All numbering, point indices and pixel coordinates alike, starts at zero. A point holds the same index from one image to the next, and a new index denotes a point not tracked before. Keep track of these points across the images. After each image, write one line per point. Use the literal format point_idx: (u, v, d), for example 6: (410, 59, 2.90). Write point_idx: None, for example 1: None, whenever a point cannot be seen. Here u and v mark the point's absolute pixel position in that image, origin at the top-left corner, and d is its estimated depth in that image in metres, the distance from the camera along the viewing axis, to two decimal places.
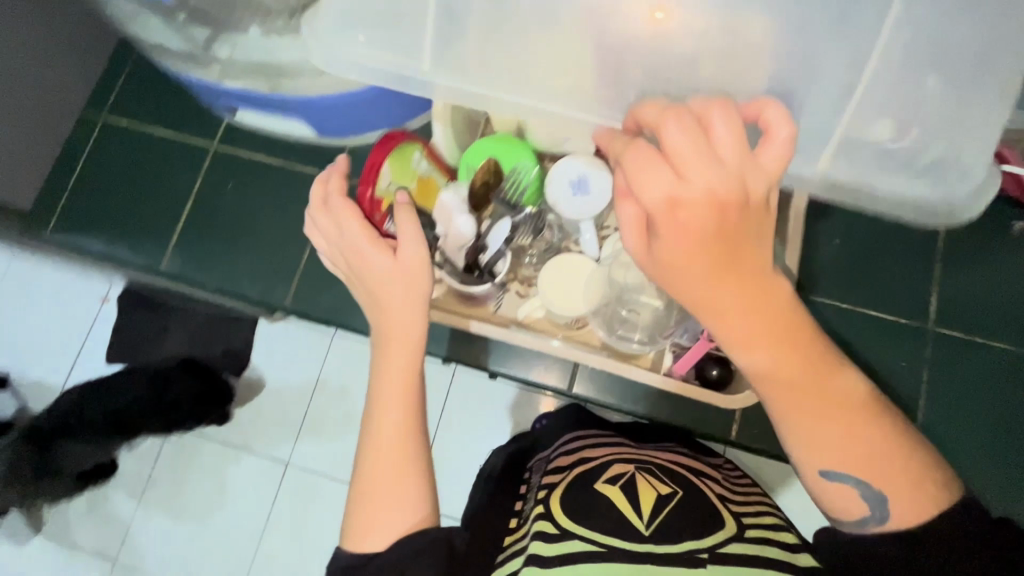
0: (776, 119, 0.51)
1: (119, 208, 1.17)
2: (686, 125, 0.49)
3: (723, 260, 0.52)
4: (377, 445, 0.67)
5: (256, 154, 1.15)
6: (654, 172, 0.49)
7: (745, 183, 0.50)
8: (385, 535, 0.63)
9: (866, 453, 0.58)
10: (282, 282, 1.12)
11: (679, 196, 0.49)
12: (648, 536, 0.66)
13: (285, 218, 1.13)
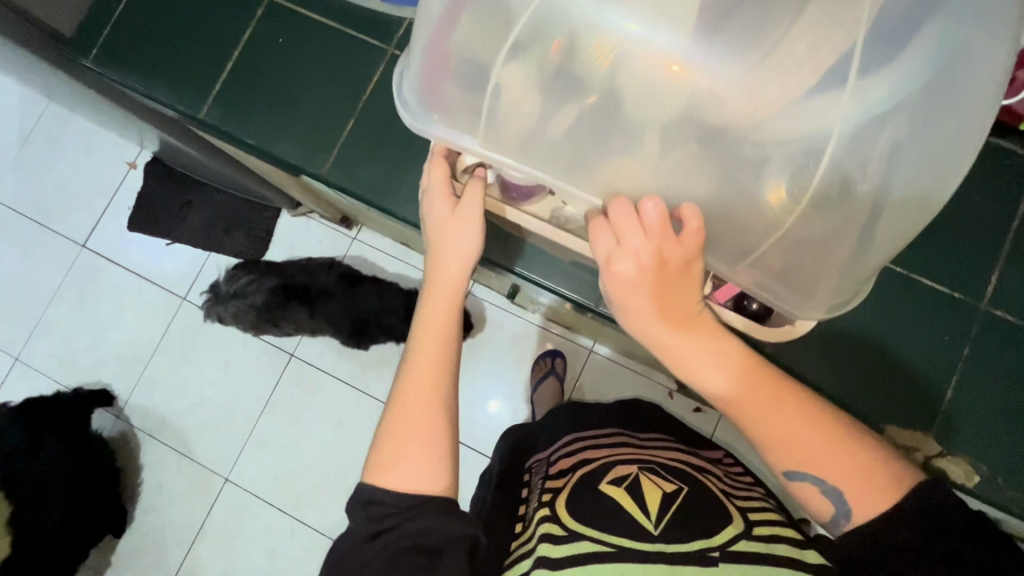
0: (686, 210, 0.53)
1: (163, 48, 0.91)
2: (616, 204, 0.55)
3: (662, 322, 0.57)
4: (411, 369, 0.62)
5: (318, 15, 0.88)
6: (600, 236, 0.56)
7: (662, 259, 0.54)
8: (411, 476, 0.57)
9: (827, 453, 0.53)
10: (330, 161, 0.86)
11: (614, 260, 0.55)
12: (657, 536, 0.67)
13: (342, 88, 0.87)
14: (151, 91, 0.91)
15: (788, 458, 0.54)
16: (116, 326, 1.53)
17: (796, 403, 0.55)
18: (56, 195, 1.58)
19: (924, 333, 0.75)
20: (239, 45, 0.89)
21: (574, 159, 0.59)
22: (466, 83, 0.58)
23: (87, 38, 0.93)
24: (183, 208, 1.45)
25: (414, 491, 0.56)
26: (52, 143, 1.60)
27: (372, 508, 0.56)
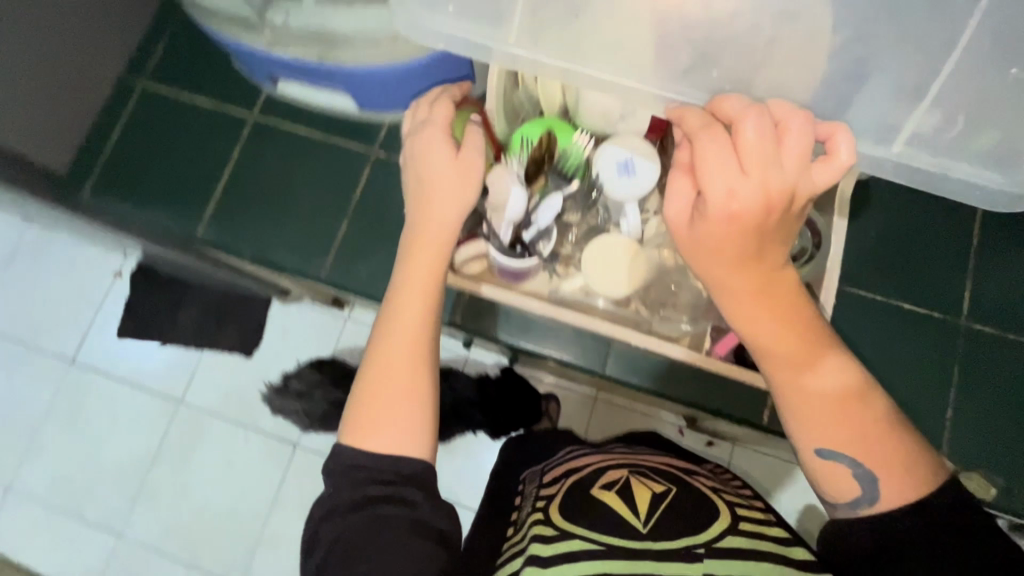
0: (839, 139, 0.47)
1: (157, 174, 0.96)
2: (756, 127, 0.44)
3: (759, 259, 0.48)
4: (392, 328, 0.59)
5: (303, 128, 0.94)
6: (717, 152, 0.45)
7: (777, 197, 0.44)
8: (390, 441, 0.55)
9: (856, 423, 0.51)
10: (328, 263, 0.89)
11: (738, 191, 0.44)
12: (646, 534, 0.63)
13: (332, 192, 0.91)
14: (146, 217, 0.95)
15: (798, 412, 0.53)
16: (109, 439, 1.47)
17: (829, 357, 0.52)
18: (36, 315, 1.55)
19: (916, 349, 0.78)
20: (228, 165, 0.94)
21: (608, 47, 0.52)
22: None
23: (83, 173, 0.98)
24: (173, 310, 1.42)
25: (398, 456, 0.55)
26: (28, 261, 1.58)
27: (358, 474, 0.54)
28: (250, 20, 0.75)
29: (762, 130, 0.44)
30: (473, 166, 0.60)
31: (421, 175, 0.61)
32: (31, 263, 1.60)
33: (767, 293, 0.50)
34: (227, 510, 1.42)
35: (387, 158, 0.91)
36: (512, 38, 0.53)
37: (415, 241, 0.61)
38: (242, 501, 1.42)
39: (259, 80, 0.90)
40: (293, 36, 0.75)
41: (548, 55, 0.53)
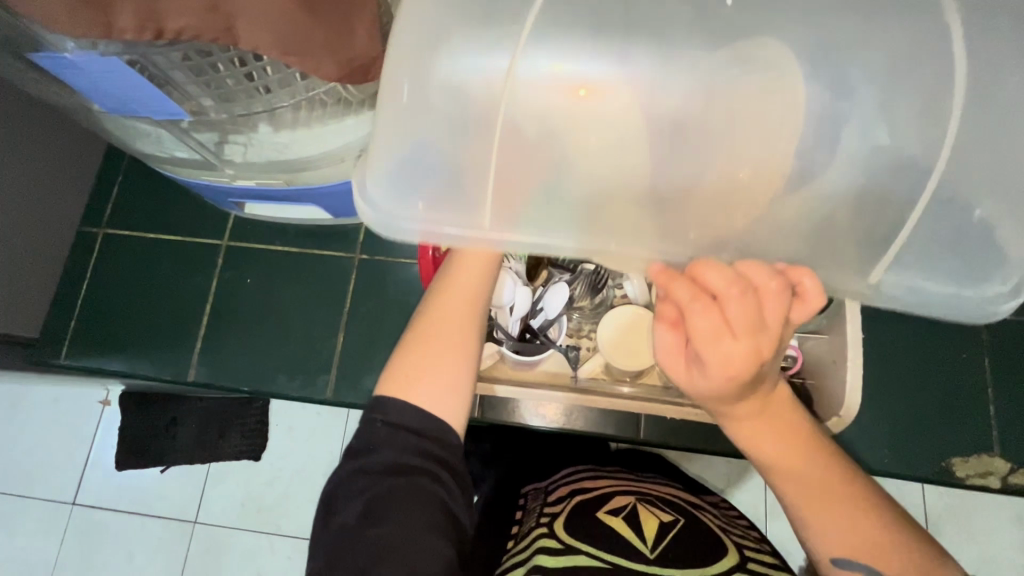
0: (809, 284, 0.41)
1: (134, 321, 0.91)
2: (740, 299, 0.38)
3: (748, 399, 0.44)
4: (442, 305, 0.53)
5: (280, 245, 0.91)
6: (704, 317, 0.39)
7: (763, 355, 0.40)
8: (432, 398, 0.48)
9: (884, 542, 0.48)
10: (332, 380, 0.85)
11: (725, 353, 0.39)
12: (653, 561, 0.59)
13: (320, 305, 0.88)
14: (131, 366, 0.90)
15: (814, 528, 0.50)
16: None
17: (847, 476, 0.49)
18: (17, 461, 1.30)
19: (946, 350, 0.76)
20: (209, 296, 0.90)
21: (593, 203, 0.47)
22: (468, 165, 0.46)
23: (55, 335, 0.93)
24: (172, 428, 1.24)
25: (438, 418, 0.48)
26: None
27: (399, 434, 0.46)
28: (207, 161, 0.71)
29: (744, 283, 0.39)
30: None
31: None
32: None
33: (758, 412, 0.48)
34: None
35: (372, 259, 0.89)
36: (489, 223, 0.47)
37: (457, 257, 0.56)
38: None
39: (226, 205, 0.87)
40: (255, 168, 0.72)
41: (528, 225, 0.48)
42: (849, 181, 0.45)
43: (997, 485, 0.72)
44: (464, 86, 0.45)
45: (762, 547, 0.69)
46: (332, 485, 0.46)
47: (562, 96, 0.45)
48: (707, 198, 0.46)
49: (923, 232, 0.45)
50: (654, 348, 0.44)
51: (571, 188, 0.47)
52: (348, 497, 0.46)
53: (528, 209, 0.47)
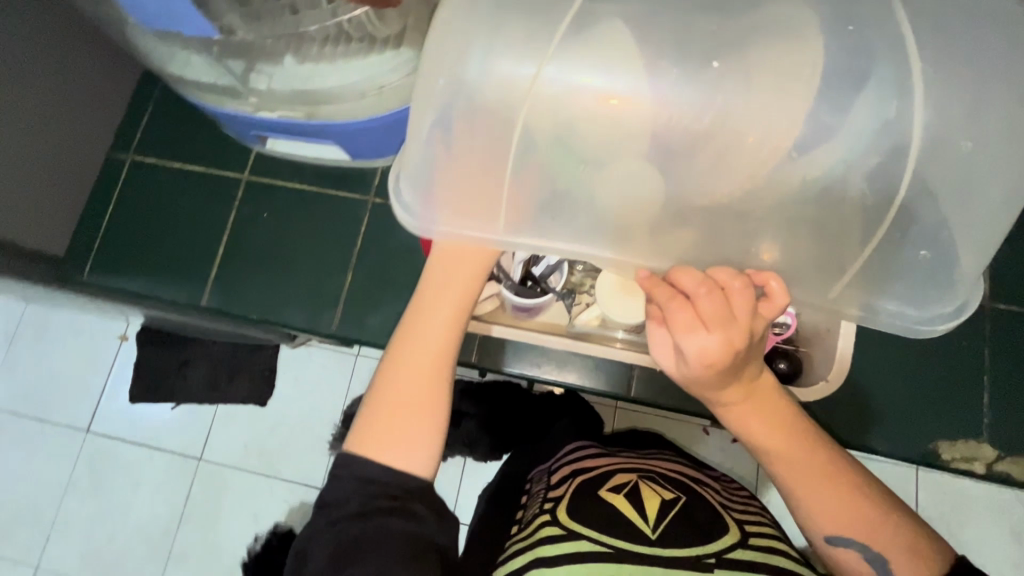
0: (774, 285, 0.47)
1: (155, 244, 0.95)
2: (709, 298, 0.45)
3: (732, 384, 0.51)
4: (409, 353, 0.55)
5: (298, 183, 0.93)
6: (677, 311, 0.46)
7: (735, 346, 0.46)
8: (402, 457, 0.51)
9: (862, 519, 0.53)
10: (337, 315, 0.87)
11: (708, 353, 0.46)
12: (655, 540, 0.64)
13: (331, 243, 0.90)
14: (149, 291, 0.93)
15: (806, 500, 0.55)
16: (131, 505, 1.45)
17: (830, 465, 0.54)
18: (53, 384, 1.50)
19: (949, 338, 0.76)
20: (226, 228, 0.93)
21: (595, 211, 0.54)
22: (483, 174, 0.53)
23: (80, 253, 0.97)
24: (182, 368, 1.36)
25: (407, 472, 0.51)
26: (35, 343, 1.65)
27: (369, 485, 0.50)
28: (233, 87, 0.73)
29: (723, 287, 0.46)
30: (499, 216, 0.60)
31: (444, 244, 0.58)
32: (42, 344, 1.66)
33: (748, 394, 0.53)
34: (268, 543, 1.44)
35: (385, 203, 0.90)
36: (501, 227, 0.56)
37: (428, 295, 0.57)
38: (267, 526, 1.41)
39: (248, 140, 0.90)
40: (279, 98, 0.74)
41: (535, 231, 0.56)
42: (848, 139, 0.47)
43: (981, 471, 0.72)
44: (487, 101, 0.51)
45: (765, 521, 0.73)
46: (301, 543, 0.49)
47: (590, 103, 0.50)
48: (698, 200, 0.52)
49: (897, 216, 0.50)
50: (651, 345, 0.51)
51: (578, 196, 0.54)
52: (317, 555, 0.48)
53: (538, 213, 0.55)
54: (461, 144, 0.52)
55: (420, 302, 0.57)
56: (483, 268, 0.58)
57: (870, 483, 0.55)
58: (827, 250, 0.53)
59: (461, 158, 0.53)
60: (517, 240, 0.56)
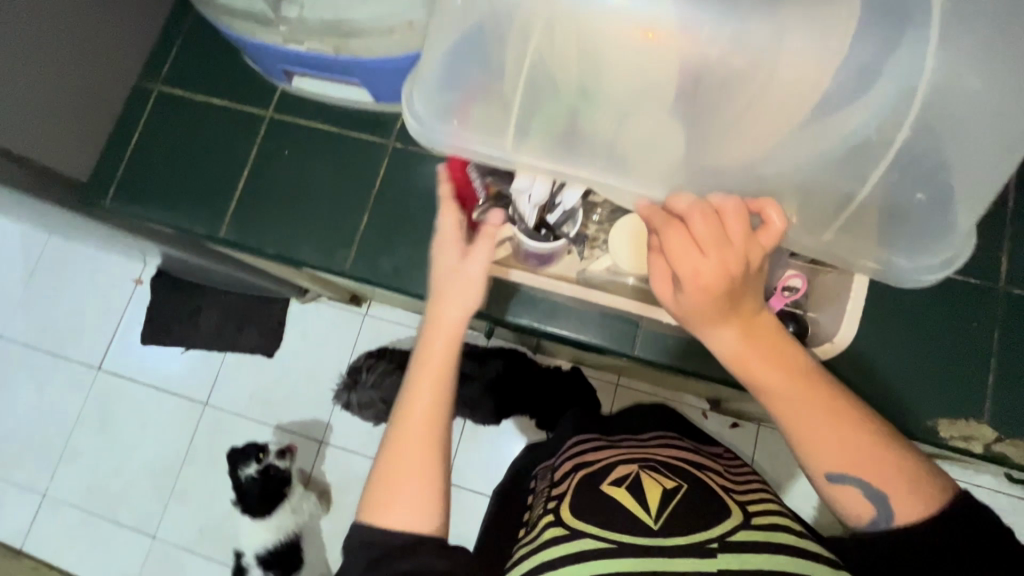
0: (771, 210, 0.52)
1: (177, 174, 0.96)
2: (703, 217, 0.50)
3: (729, 317, 0.54)
4: (405, 425, 0.63)
5: (321, 122, 0.94)
6: (676, 237, 0.51)
7: (730, 269, 0.50)
8: (408, 518, 0.59)
9: (863, 449, 0.56)
10: (351, 256, 0.89)
11: (701, 274, 0.50)
12: (657, 530, 0.63)
13: (350, 184, 0.91)
14: (168, 220, 0.95)
15: (808, 439, 0.56)
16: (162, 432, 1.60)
17: (831, 398, 0.57)
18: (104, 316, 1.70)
19: (957, 318, 0.76)
20: (249, 162, 0.94)
21: (607, 140, 0.62)
22: (502, 95, 0.62)
23: (103, 179, 0.98)
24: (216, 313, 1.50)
25: (409, 529, 0.58)
26: (67, 279, 1.75)
27: (383, 543, 0.58)
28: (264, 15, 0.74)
29: (720, 213, 0.51)
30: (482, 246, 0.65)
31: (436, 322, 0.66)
32: (72, 280, 1.75)
33: (745, 330, 0.55)
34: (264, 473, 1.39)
35: (405, 148, 0.91)
36: (509, 145, 0.63)
37: (419, 367, 0.65)
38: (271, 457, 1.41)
39: (276, 77, 0.91)
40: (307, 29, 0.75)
41: (550, 157, 0.63)
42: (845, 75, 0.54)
43: (979, 451, 0.73)
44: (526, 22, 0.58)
45: (771, 502, 0.72)
46: None
47: (630, 35, 0.56)
48: (707, 127, 0.58)
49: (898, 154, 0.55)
50: (651, 277, 0.55)
51: (593, 118, 0.61)
52: None
53: (551, 138, 0.62)
54: (497, 71, 0.61)
55: (411, 376, 0.66)
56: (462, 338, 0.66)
57: (874, 421, 0.57)
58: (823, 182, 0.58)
59: (496, 76, 0.61)
60: (526, 159, 0.63)
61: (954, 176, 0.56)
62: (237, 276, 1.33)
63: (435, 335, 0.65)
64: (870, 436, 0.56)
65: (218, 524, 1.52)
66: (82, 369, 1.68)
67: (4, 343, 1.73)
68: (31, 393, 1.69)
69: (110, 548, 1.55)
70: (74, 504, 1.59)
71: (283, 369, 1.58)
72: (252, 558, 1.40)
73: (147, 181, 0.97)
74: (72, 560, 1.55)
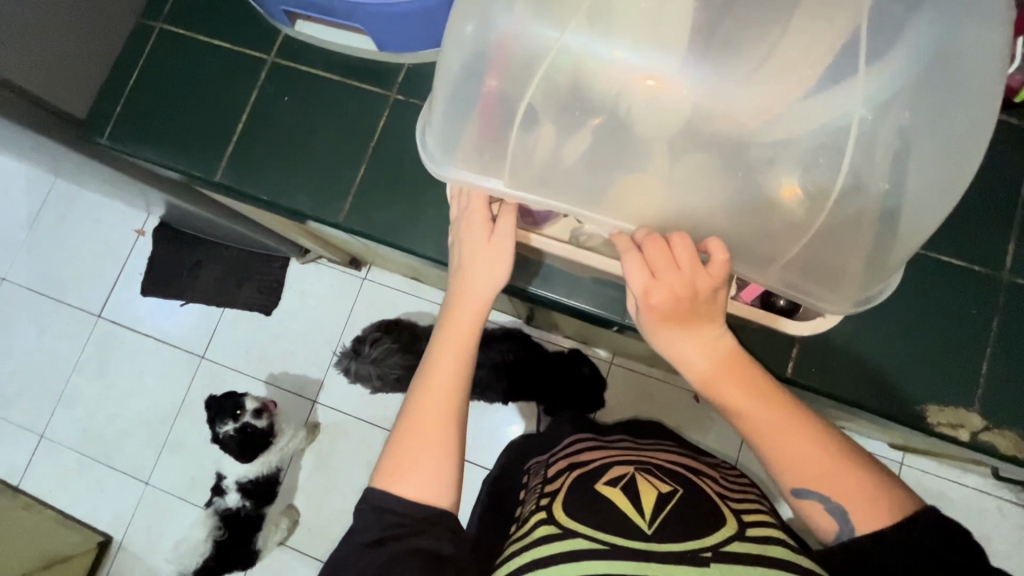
0: (715, 245, 0.57)
1: (174, 115, 0.94)
2: (654, 243, 0.58)
3: (693, 335, 0.59)
4: (426, 388, 0.63)
5: (322, 70, 0.92)
6: (633, 265, 0.58)
7: (680, 295, 0.57)
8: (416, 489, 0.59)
9: (834, 469, 0.56)
10: (346, 208, 0.88)
11: (651, 294, 0.58)
12: (650, 536, 0.61)
13: (350, 135, 0.89)
14: (166, 160, 0.93)
15: (777, 452, 0.57)
16: (159, 382, 1.62)
17: (806, 417, 0.58)
18: (107, 262, 1.71)
19: (954, 305, 0.74)
20: (249, 105, 0.92)
21: (592, 180, 0.63)
22: (495, 90, 0.60)
23: (101, 115, 0.97)
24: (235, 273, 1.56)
25: (418, 501, 0.58)
26: (69, 224, 1.75)
27: (387, 515, 0.57)
28: None
29: (669, 245, 0.58)
30: (507, 223, 0.67)
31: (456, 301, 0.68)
32: (72, 226, 1.75)
33: (712, 348, 0.60)
34: (242, 433, 1.35)
35: (406, 102, 0.89)
36: (505, 178, 0.65)
37: (443, 334, 0.66)
38: (250, 416, 1.36)
39: (280, 21, 0.90)
40: None
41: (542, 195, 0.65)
42: (842, 47, 0.55)
43: (966, 439, 0.72)
44: (519, 38, 0.59)
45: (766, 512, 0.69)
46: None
47: (632, 81, 0.59)
48: (693, 154, 0.60)
49: (887, 122, 0.55)
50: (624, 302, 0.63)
51: (582, 135, 0.61)
52: None
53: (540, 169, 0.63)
54: (489, 35, 0.59)
55: (432, 342, 0.67)
56: (484, 312, 0.67)
57: (851, 443, 0.58)
58: (819, 150, 0.57)
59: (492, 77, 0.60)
60: (519, 193, 0.65)
61: (946, 145, 0.56)
62: (237, 229, 1.32)
63: (459, 305, 0.67)
64: (843, 449, 0.57)
65: (209, 473, 1.54)
66: (80, 316, 1.69)
67: (6, 285, 1.74)
68: (31, 336, 1.70)
69: (104, 492, 1.57)
70: (69, 446, 1.62)
71: (279, 327, 1.59)
72: (233, 482, 1.42)
73: (145, 122, 0.95)
74: (65, 499, 1.58)
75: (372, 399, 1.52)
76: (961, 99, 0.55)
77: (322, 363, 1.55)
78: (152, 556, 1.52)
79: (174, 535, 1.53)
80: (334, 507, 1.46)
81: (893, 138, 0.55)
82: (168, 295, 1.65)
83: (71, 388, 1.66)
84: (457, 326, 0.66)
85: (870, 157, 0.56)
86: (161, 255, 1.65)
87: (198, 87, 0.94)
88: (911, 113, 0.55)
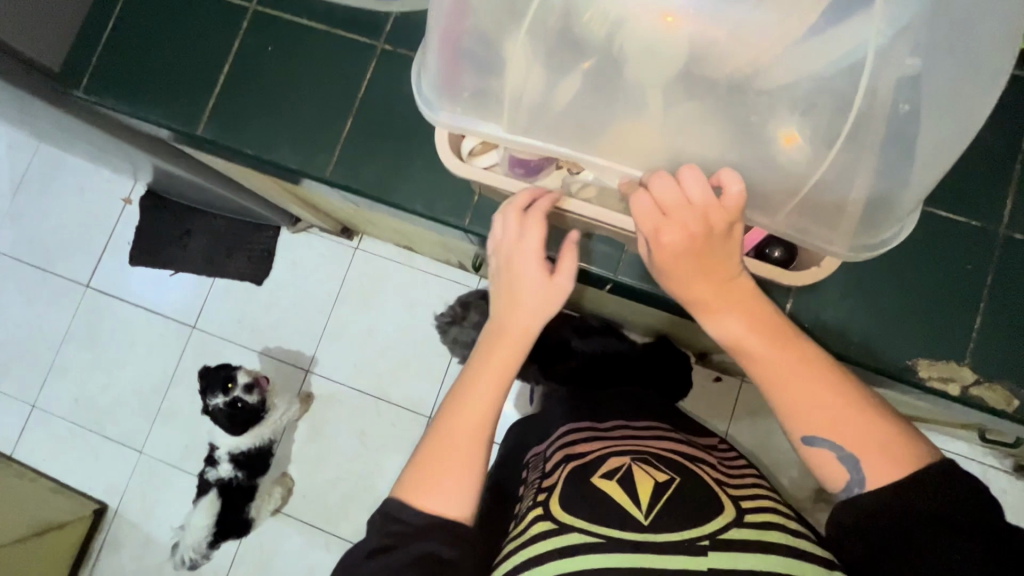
0: (728, 178, 0.55)
1: (154, 67, 0.91)
2: (664, 179, 0.56)
3: (706, 278, 0.58)
4: (458, 413, 0.62)
5: (306, 19, 0.88)
6: (642, 201, 0.57)
7: (694, 233, 0.56)
8: (446, 508, 0.57)
9: (845, 414, 0.55)
10: (333, 163, 0.85)
11: (662, 232, 0.56)
12: (647, 526, 0.61)
13: (336, 87, 0.86)
14: (146, 115, 0.90)
15: (786, 397, 0.56)
16: (149, 352, 1.60)
17: (820, 366, 0.57)
18: (93, 231, 1.68)
19: (950, 261, 0.74)
20: (230, 54, 0.89)
21: (589, 127, 0.61)
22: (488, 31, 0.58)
23: (77, 68, 0.93)
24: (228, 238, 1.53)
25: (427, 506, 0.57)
26: (52, 192, 1.71)
27: (391, 524, 0.57)
28: None
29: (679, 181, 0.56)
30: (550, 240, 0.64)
31: (509, 294, 0.65)
32: (56, 194, 1.71)
33: (724, 291, 0.58)
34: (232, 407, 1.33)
35: (393, 53, 0.86)
36: (506, 123, 0.63)
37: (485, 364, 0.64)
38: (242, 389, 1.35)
39: None
40: None
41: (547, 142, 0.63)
42: None
43: (956, 393, 0.72)
44: None
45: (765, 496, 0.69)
46: None
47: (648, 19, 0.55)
48: (694, 97, 0.58)
49: (892, 63, 0.53)
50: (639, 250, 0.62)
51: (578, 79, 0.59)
52: None
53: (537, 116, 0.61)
54: None
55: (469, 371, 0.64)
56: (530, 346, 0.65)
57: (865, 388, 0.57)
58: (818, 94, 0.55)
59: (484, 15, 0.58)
60: (519, 137, 0.63)
61: (950, 89, 0.54)
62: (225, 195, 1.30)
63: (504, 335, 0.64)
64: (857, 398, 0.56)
65: (202, 442, 1.54)
66: (67, 285, 1.67)
67: None
68: (19, 306, 1.68)
69: (96, 462, 1.57)
70: (60, 417, 1.61)
71: (270, 296, 1.57)
72: (226, 453, 1.40)
73: (123, 75, 0.92)
74: (57, 468, 1.58)
75: (365, 368, 1.51)
76: (965, 37, 0.53)
77: (314, 332, 1.54)
78: (146, 523, 1.53)
79: (168, 503, 1.53)
80: (327, 474, 1.47)
81: (896, 80, 0.54)
82: (156, 265, 1.63)
83: (60, 358, 1.64)
84: (500, 360, 0.64)
85: (870, 104, 0.54)
86: (148, 223, 1.62)
87: (178, 37, 0.91)
88: (916, 53, 0.53)
